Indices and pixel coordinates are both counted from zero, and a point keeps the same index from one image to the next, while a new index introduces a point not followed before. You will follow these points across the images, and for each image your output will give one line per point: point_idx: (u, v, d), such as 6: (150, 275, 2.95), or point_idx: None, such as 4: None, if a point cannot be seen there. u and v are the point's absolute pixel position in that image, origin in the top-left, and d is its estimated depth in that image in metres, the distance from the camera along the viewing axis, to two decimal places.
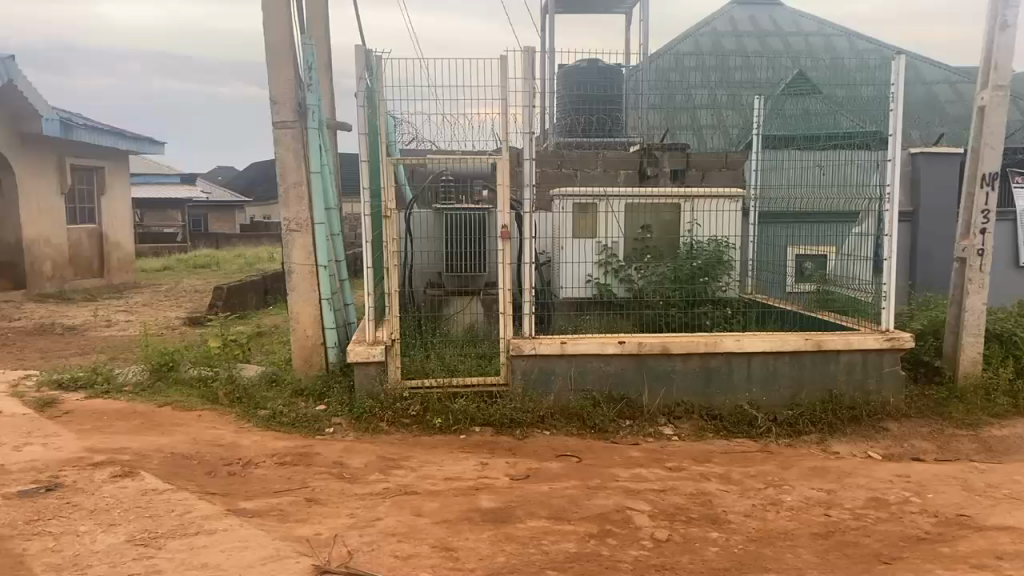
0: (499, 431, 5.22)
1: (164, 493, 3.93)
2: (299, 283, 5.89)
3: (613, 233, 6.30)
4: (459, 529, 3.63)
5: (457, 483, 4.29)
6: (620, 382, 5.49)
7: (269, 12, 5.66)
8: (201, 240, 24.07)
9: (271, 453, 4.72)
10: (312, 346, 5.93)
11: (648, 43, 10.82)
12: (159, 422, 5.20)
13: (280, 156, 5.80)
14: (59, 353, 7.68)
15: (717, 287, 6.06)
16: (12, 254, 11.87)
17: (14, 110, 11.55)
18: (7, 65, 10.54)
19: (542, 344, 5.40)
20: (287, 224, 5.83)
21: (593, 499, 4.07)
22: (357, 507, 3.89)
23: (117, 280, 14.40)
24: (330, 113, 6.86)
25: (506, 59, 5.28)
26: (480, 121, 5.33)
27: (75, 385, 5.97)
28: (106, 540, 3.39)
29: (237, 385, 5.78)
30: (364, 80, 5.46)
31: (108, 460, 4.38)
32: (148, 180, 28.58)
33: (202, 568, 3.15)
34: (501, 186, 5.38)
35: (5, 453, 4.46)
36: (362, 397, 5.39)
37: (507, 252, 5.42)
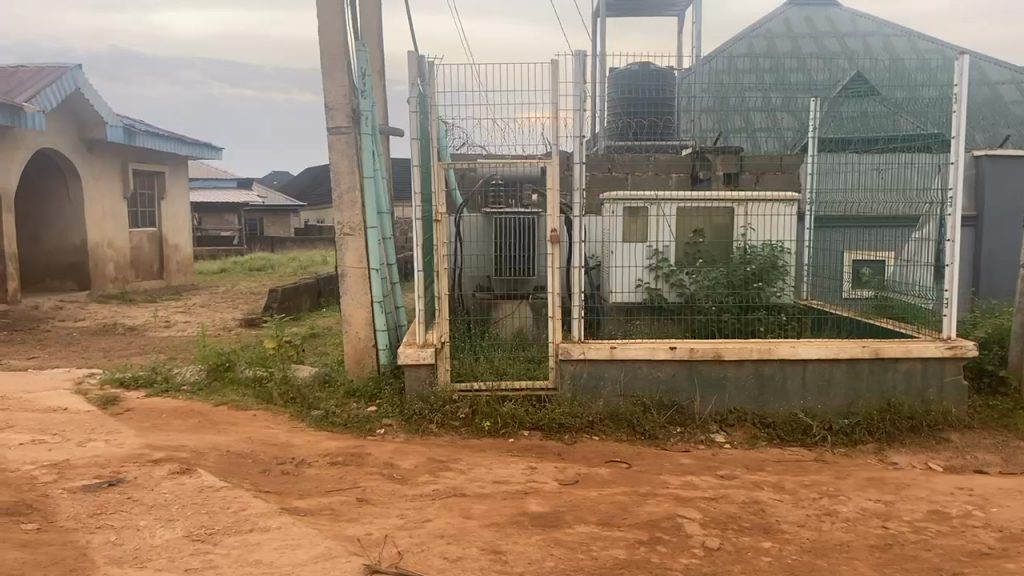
0: (548, 435, 5.20)
1: (220, 491, 4.01)
2: (351, 287, 5.97)
3: (665, 237, 6.22)
4: (508, 532, 3.63)
5: (506, 487, 4.30)
6: (670, 387, 5.44)
7: (324, 19, 5.77)
8: (256, 244, 24.60)
9: (324, 452, 4.80)
10: (363, 347, 6.01)
11: (699, 46, 10.71)
12: (216, 421, 5.32)
13: (334, 162, 5.91)
14: (121, 352, 7.92)
15: (772, 292, 5.93)
16: (77, 256, 12.29)
17: (81, 117, 11.97)
18: (73, 75, 10.93)
19: (592, 350, 5.38)
20: (339, 228, 5.95)
21: (643, 505, 4.03)
22: (407, 508, 3.92)
23: (176, 281, 14.79)
24: (382, 119, 6.93)
25: (558, 63, 5.29)
26: (531, 125, 5.33)
27: (136, 383, 6.14)
28: (165, 535, 3.48)
29: (291, 386, 5.88)
30: (417, 86, 5.55)
31: (167, 457, 4.50)
32: (206, 184, 29.30)
33: (256, 564, 3.21)
34: (551, 189, 5.36)
35: (70, 448, 4.61)
36: (413, 400, 5.43)
37: (557, 256, 5.41)
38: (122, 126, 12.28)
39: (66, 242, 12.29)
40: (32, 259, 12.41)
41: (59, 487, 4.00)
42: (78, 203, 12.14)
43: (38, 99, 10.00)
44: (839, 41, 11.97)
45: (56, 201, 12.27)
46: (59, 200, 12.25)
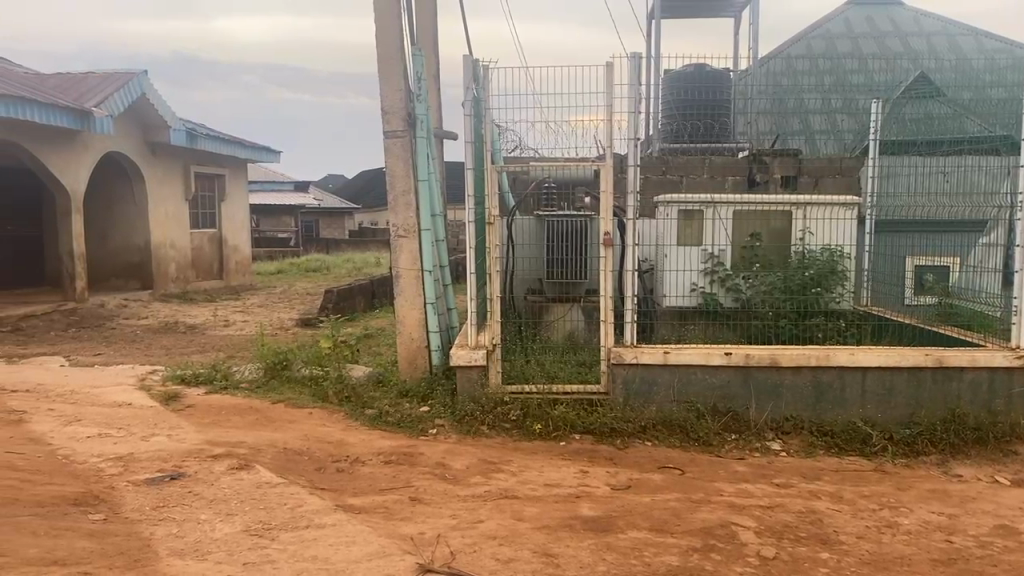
0: (600, 439, 5.17)
1: (276, 487, 4.09)
2: (406, 288, 6.04)
3: (720, 241, 6.18)
4: (560, 536, 3.62)
5: (557, 490, 4.29)
6: (725, 393, 5.37)
7: (380, 24, 5.85)
8: (312, 245, 25.07)
9: (377, 451, 4.85)
10: (416, 348, 6.06)
11: (757, 47, 10.54)
12: (274, 418, 5.43)
13: (389, 165, 5.96)
14: (182, 350, 8.14)
15: (830, 298, 5.81)
16: (141, 256, 12.66)
17: (144, 121, 12.29)
18: (139, 81, 11.29)
19: (644, 354, 5.34)
20: (394, 230, 6.01)
21: (696, 512, 3.98)
22: (459, 508, 3.95)
23: (236, 281, 15.15)
24: (436, 123, 6.99)
25: (613, 66, 5.28)
26: (584, 128, 5.32)
27: (196, 380, 6.30)
28: (224, 529, 3.56)
29: (346, 385, 5.96)
30: (471, 90, 5.58)
31: (226, 452, 4.61)
32: (265, 187, 29.95)
33: (313, 560, 3.26)
34: (604, 192, 5.33)
35: (134, 442, 4.76)
36: (464, 401, 5.45)
37: (610, 260, 5.37)
38: (184, 129, 12.66)
39: (130, 242, 12.68)
40: (99, 258, 12.83)
41: (124, 479, 4.12)
42: (142, 204, 12.50)
43: (106, 104, 10.34)
44: (903, 41, 11.65)
45: (122, 203, 12.67)
46: (124, 202, 12.64)
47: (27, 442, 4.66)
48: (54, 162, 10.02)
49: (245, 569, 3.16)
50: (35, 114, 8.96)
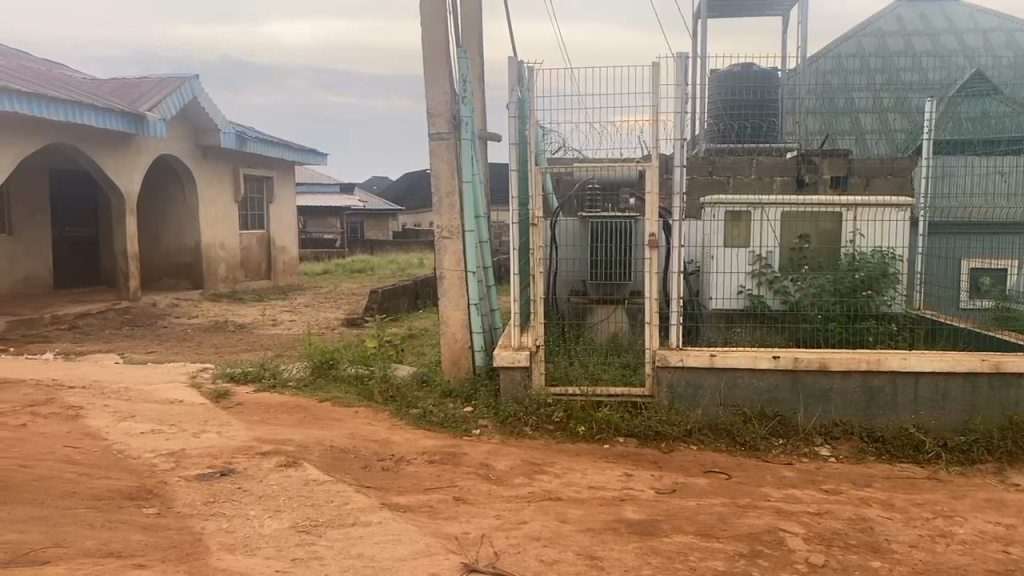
0: (645, 442, 5.12)
1: (323, 484, 4.15)
2: (450, 289, 6.08)
3: (769, 242, 6.07)
4: (604, 538, 3.61)
5: (601, 492, 4.27)
6: (773, 398, 5.29)
7: (426, 28, 5.90)
8: (357, 246, 25.36)
9: (422, 450, 4.89)
10: (460, 349, 6.08)
11: (806, 47, 10.36)
12: (320, 416, 5.51)
13: (434, 167, 6.02)
14: (232, 348, 8.29)
15: (881, 301, 5.64)
16: (192, 256, 12.93)
17: (195, 125, 12.56)
18: (191, 84, 11.56)
19: (690, 357, 5.29)
20: (438, 231, 6.06)
21: (742, 517, 3.93)
22: (503, 509, 3.95)
23: (283, 283, 15.41)
24: (481, 125, 7.02)
25: (658, 65, 5.24)
26: (629, 129, 5.29)
27: (245, 377, 6.41)
28: (273, 525, 3.61)
29: (390, 385, 6.02)
30: (516, 92, 5.61)
31: (275, 450, 4.68)
32: (312, 188, 30.40)
33: (359, 558, 3.29)
34: (649, 193, 5.29)
35: (185, 438, 4.86)
36: (508, 401, 5.47)
37: (655, 261, 5.33)
38: (234, 133, 12.92)
39: (182, 242, 12.96)
40: (152, 259, 13.16)
41: (176, 475, 4.22)
42: (193, 206, 12.78)
43: (159, 108, 10.60)
44: (958, 38, 11.32)
45: (174, 206, 12.96)
46: (176, 204, 12.94)
47: (84, 437, 4.80)
48: (109, 165, 10.30)
49: (293, 565, 3.20)
50: (92, 118, 9.23)
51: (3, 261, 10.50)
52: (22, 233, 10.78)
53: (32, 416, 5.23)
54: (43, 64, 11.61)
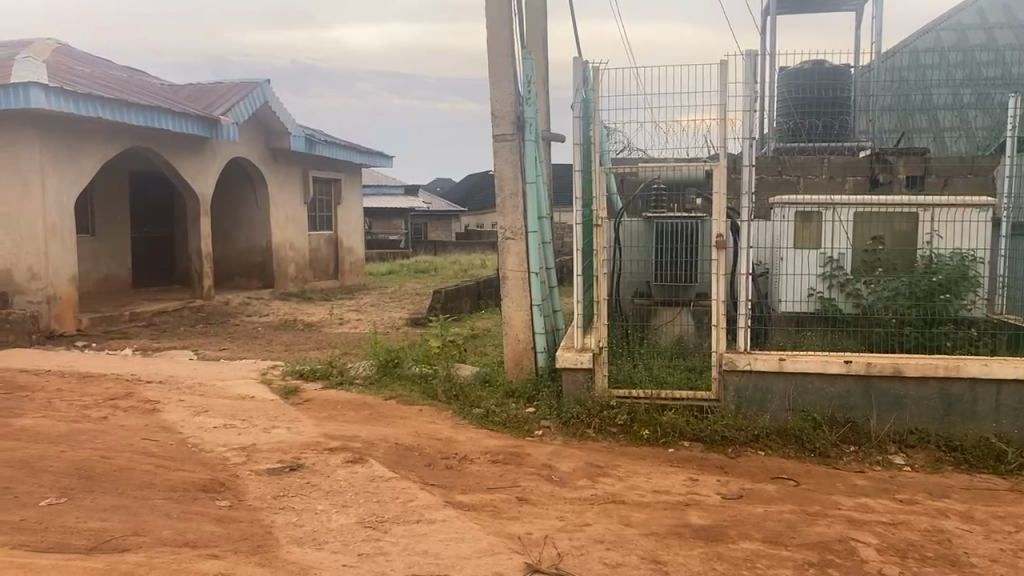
0: (711, 447, 5.05)
1: (389, 481, 4.21)
2: (512, 290, 6.10)
3: (840, 245, 5.89)
4: (669, 543, 3.56)
5: (666, 497, 4.21)
6: (845, 403, 5.15)
7: (491, 31, 5.93)
8: (421, 248, 25.67)
9: (485, 450, 4.91)
10: (522, 350, 6.10)
11: (880, 42, 10.05)
12: (385, 414, 5.58)
13: (498, 168, 6.05)
14: (301, 346, 8.50)
15: (961, 305, 5.43)
16: (263, 256, 13.29)
17: (268, 128, 12.90)
18: (263, 89, 11.87)
19: (758, 361, 5.19)
20: (503, 232, 6.10)
21: (812, 525, 3.83)
22: (566, 511, 3.94)
23: (350, 281, 15.71)
24: (545, 126, 7.03)
25: (726, 63, 5.16)
26: (696, 128, 5.22)
27: (313, 375, 6.55)
28: (340, 520, 3.68)
29: (453, 384, 6.06)
30: (580, 92, 5.60)
31: (342, 446, 4.77)
32: (377, 189, 30.92)
33: (423, 554, 3.33)
34: (717, 193, 5.20)
35: (256, 433, 5.00)
36: (571, 403, 5.45)
37: (722, 262, 5.23)
38: (303, 137, 13.22)
39: (254, 242, 13.33)
40: (226, 258, 13.57)
41: (248, 468, 4.34)
42: (263, 207, 13.12)
43: (232, 112, 10.91)
44: None
45: (246, 208, 13.34)
46: (248, 206, 13.31)
47: (161, 430, 4.98)
48: (186, 169, 10.68)
49: (360, 559, 3.25)
50: (169, 123, 9.54)
51: (86, 261, 10.98)
52: (101, 233, 11.22)
53: (113, 410, 5.45)
54: (124, 71, 12.07)
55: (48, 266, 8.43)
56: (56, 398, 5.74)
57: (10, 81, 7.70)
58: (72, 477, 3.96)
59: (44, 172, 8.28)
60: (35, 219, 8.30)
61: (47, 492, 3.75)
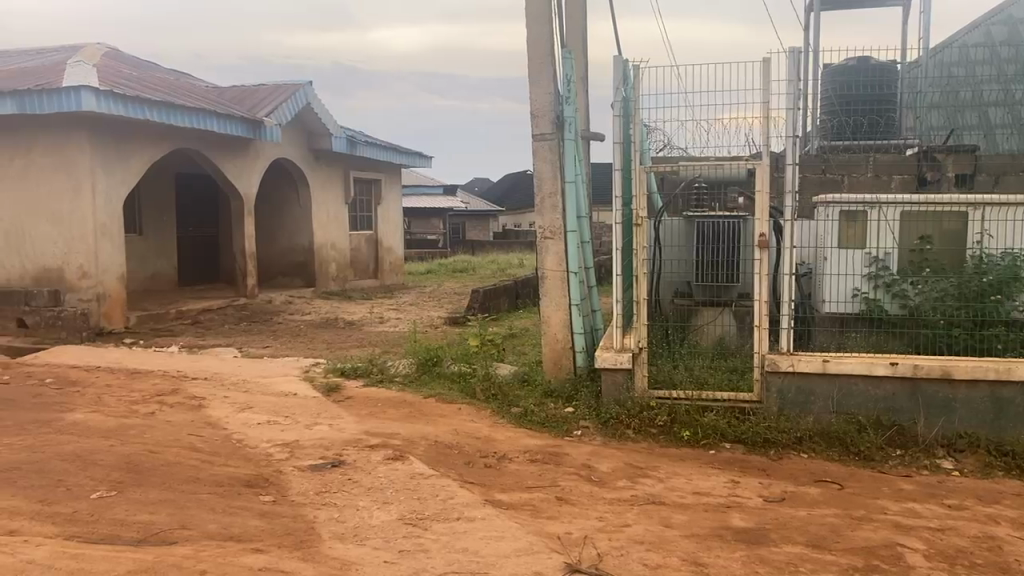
0: (752, 449, 4.99)
1: (429, 478, 4.24)
2: (551, 289, 6.10)
3: (886, 244, 5.61)
4: (710, 545, 3.53)
5: (707, 499, 4.18)
6: (890, 406, 5.05)
7: (531, 30, 5.94)
8: (459, 247, 25.77)
9: (523, 449, 4.92)
10: (561, 350, 6.09)
11: (929, 38, 9.82)
12: (425, 412, 5.63)
13: (537, 168, 6.05)
14: (342, 344, 8.59)
15: (1013, 306, 5.29)
16: (306, 256, 13.47)
17: (309, 129, 13.05)
18: (305, 91, 12.01)
19: (802, 362, 5.11)
20: (542, 231, 6.10)
21: (857, 530, 3.77)
22: (606, 511, 3.93)
23: (390, 280, 15.88)
24: (584, 125, 7.01)
25: (770, 61, 5.10)
26: (737, 127, 5.17)
27: (354, 372, 6.63)
28: (381, 516, 3.72)
29: (492, 383, 6.08)
30: (620, 91, 5.58)
31: (382, 443, 4.82)
32: (416, 189, 31.12)
33: (463, 552, 3.35)
34: (759, 192, 5.14)
35: (299, 430, 5.08)
36: (610, 403, 5.42)
37: (766, 262, 5.17)
38: (345, 138, 13.36)
39: (296, 242, 13.51)
40: (269, 258, 13.78)
41: (291, 464, 4.41)
42: (305, 207, 13.29)
43: (274, 113, 11.04)
44: None
45: (288, 208, 13.53)
46: (290, 206, 13.50)
47: (206, 426, 5.08)
48: (231, 170, 10.87)
49: (400, 556, 3.28)
50: (212, 123, 9.68)
51: (133, 260, 11.23)
52: (148, 233, 11.47)
53: (160, 405, 5.57)
54: (171, 74, 12.32)
55: (97, 265, 8.64)
56: (106, 394, 5.89)
57: (61, 85, 7.92)
58: (121, 470, 4.06)
59: (94, 175, 8.50)
60: (85, 220, 8.51)
61: (98, 484, 3.85)
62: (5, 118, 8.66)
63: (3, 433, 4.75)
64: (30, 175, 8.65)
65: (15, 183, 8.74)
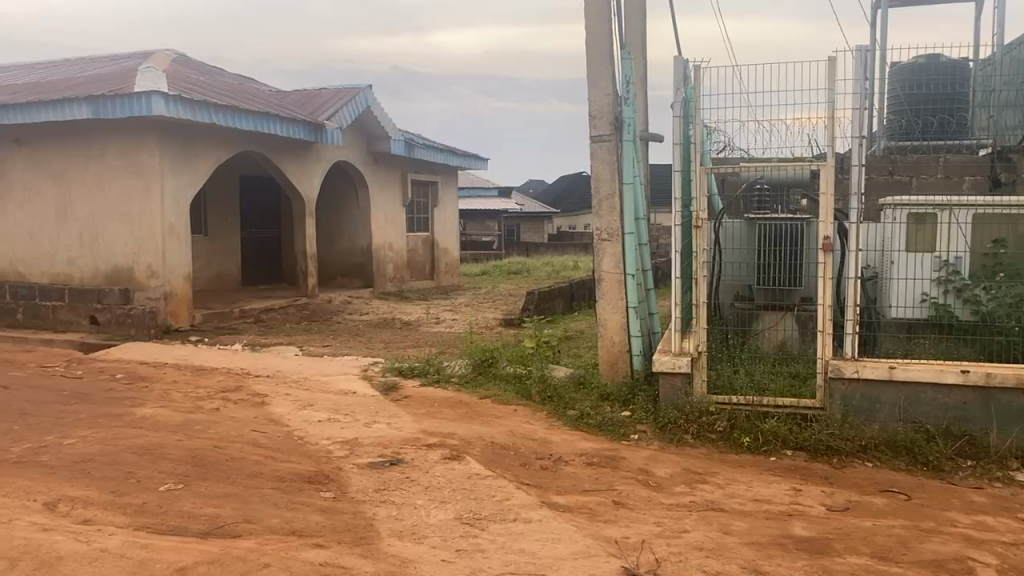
0: (815, 457, 4.88)
1: (486, 479, 4.26)
2: (608, 291, 6.06)
3: (957, 247, 5.41)
4: (771, 554, 3.47)
5: (768, 506, 4.10)
6: (961, 416, 4.90)
7: (590, 31, 5.92)
8: (513, 249, 25.80)
9: (580, 451, 4.90)
10: (618, 352, 6.05)
11: (1002, 33, 9.49)
12: (481, 413, 5.65)
13: (596, 169, 6.02)
14: (399, 344, 8.70)
15: None
16: (364, 257, 13.67)
17: (370, 133, 13.26)
18: (364, 94, 12.20)
19: (867, 368, 4.98)
20: (599, 233, 6.04)
21: (925, 542, 3.65)
22: (664, 516, 3.89)
23: (445, 282, 15.99)
24: (642, 126, 6.95)
25: (835, 60, 4.98)
26: (800, 127, 5.06)
27: (412, 372, 6.69)
28: (438, 515, 3.75)
29: (549, 385, 6.08)
30: (681, 91, 5.51)
31: (439, 443, 4.86)
32: (471, 193, 31.32)
33: (520, 553, 3.35)
34: (824, 194, 5.02)
35: (359, 427, 5.15)
36: (668, 408, 5.36)
37: (830, 266, 5.04)
38: (404, 141, 13.54)
39: (355, 243, 13.72)
40: (329, 258, 14.01)
41: (351, 461, 4.47)
42: (364, 208, 13.50)
43: (335, 117, 11.24)
44: None
45: (347, 209, 13.75)
46: (350, 207, 13.71)
47: (269, 422, 5.20)
48: (294, 172, 11.10)
49: (458, 555, 3.30)
50: (275, 127, 9.90)
51: (199, 260, 11.55)
52: (213, 234, 11.79)
53: (224, 402, 5.72)
54: (235, 78, 12.62)
55: (165, 265, 8.91)
56: (173, 390, 6.07)
57: (133, 90, 8.19)
58: (187, 464, 4.18)
59: (163, 176, 8.77)
60: (155, 220, 8.79)
61: (166, 477, 3.97)
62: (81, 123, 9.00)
63: (77, 427, 4.94)
64: (103, 177, 8.98)
65: (90, 185, 9.07)
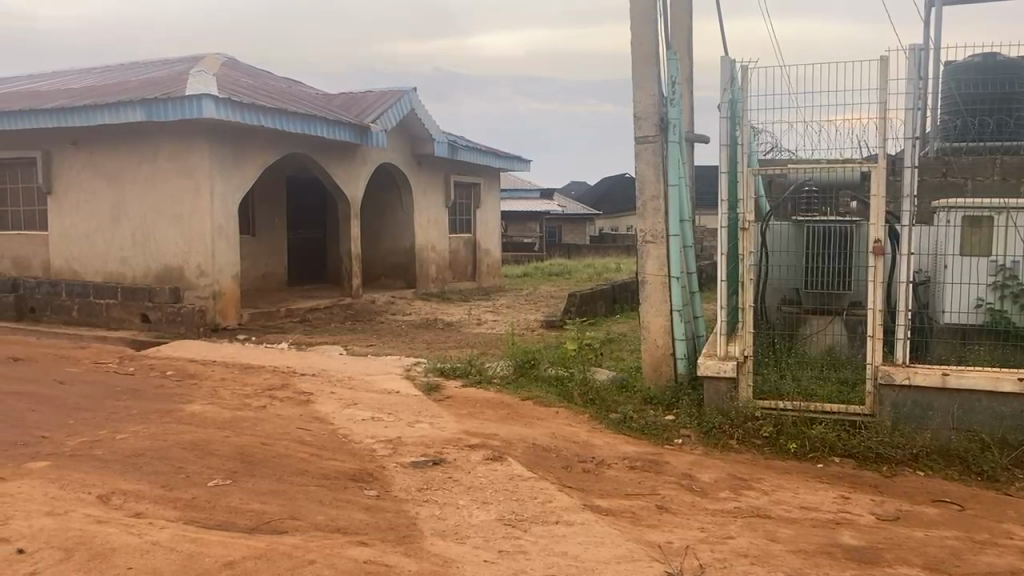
0: (864, 464, 4.78)
1: (528, 480, 4.26)
2: (652, 294, 6.02)
3: (1015, 250, 5.25)
4: (819, 562, 3.40)
5: (814, 514, 4.02)
6: (1017, 425, 4.76)
7: (635, 32, 5.89)
8: (555, 251, 25.76)
9: (622, 455, 4.88)
10: (662, 355, 6.01)
11: None
12: (523, 414, 5.65)
13: (640, 171, 5.98)
14: (440, 344, 8.76)
15: None
16: (408, 257, 13.78)
17: (414, 135, 13.35)
18: (409, 97, 12.28)
19: (919, 375, 4.87)
20: (642, 235, 6.03)
21: (979, 554, 3.55)
22: (708, 522, 3.84)
23: (487, 283, 16.04)
24: (687, 127, 6.87)
25: (887, 60, 4.88)
26: (850, 128, 4.96)
27: (453, 373, 6.72)
28: (481, 515, 3.76)
29: (591, 387, 6.06)
30: (727, 92, 5.43)
31: (481, 443, 4.87)
32: (514, 195, 31.38)
33: (563, 555, 3.34)
34: (875, 196, 4.92)
35: (402, 426, 5.19)
36: (712, 412, 5.31)
37: (880, 270, 4.92)
38: (446, 142, 13.56)
39: (399, 244, 13.84)
40: (373, 259, 14.15)
41: (394, 460, 4.51)
42: (408, 209, 13.62)
43: (380, 119, 11.34)
44: None
45: (392, 210, 13.88)
46: (393, 208, 13.85)
47: (314, 420, 5.26)
48: (339, 174, 11.23)
49: (500, 556, 3.30)
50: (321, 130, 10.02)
51: (247, 259, 11.75)
52: (261, 234, 11.99)
53: (270, 399, 5.82)
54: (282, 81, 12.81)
55: (214, 264, 9.08)
56: (221, 387, 6.19)
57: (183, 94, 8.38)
58: (235, 460, 4.25)
59: (212, 177, 8.95)
60: (204, 221, 8.97)
61: (215, 473, 4.05)
62: (135, 126, 9.23)
63: (130, 422, 5.07)
64: (156, 179, 9.19)
65: (143, 186, 9.30)
